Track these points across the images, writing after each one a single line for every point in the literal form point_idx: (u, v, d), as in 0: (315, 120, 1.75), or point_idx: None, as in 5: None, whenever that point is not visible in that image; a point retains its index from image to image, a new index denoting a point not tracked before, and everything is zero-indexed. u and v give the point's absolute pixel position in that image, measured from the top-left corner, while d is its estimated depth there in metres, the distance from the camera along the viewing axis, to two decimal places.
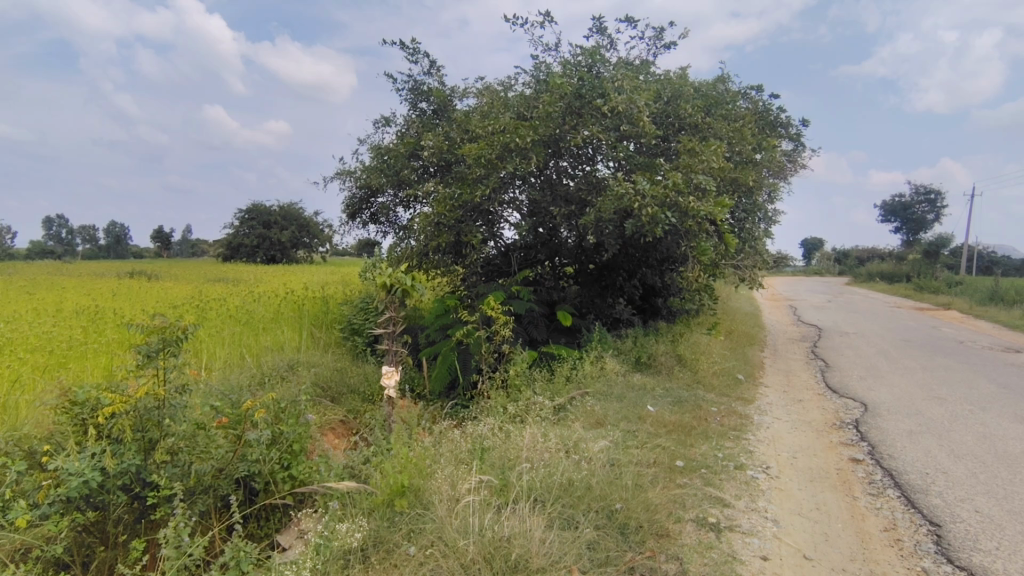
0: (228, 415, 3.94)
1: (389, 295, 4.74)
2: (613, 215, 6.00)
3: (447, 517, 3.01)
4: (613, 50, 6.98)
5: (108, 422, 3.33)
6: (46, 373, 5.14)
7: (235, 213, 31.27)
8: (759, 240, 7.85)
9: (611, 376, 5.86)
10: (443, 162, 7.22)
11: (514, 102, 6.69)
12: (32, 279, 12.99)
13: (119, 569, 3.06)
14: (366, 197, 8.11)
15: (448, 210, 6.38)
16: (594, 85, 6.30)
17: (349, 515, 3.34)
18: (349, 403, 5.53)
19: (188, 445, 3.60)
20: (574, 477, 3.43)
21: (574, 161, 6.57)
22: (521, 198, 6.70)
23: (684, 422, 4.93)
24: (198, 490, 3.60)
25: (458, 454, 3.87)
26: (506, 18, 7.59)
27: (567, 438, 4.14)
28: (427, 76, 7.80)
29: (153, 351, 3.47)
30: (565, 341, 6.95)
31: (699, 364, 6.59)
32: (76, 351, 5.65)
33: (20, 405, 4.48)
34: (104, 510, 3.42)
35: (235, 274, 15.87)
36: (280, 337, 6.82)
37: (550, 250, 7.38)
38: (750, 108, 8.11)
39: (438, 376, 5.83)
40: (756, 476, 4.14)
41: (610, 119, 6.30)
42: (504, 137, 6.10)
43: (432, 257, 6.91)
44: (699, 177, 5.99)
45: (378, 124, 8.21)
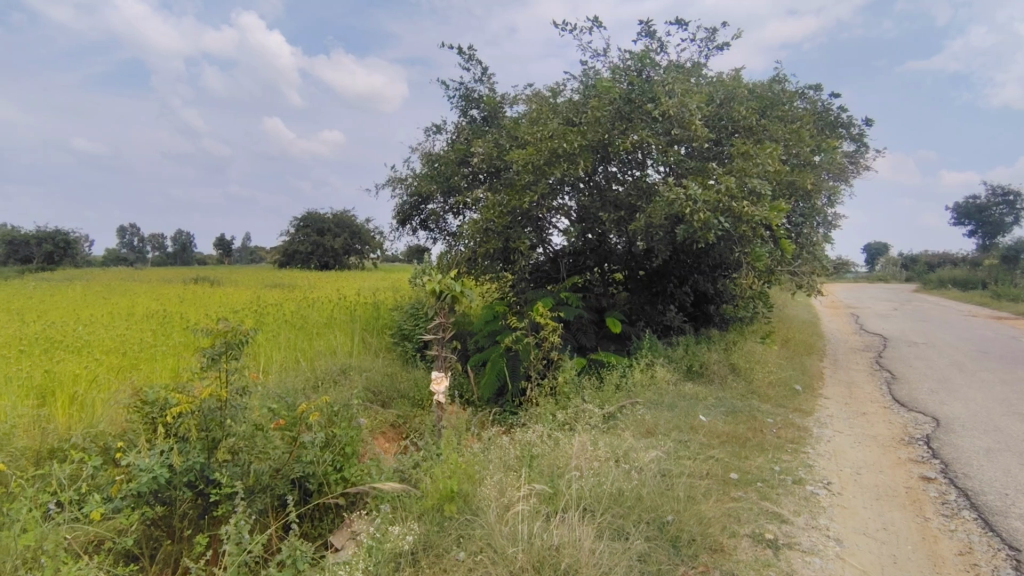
0: (285, 417, 4.04)
1: (439, 301, 4.83)
2: (664, 221, 5.90)
3: (497, 523, 3.01)
4: (663, 54, 6.85)
5: (175, 421, 3.54)
6: (119, 374, 5.45)
7: (291, 221, 32.46)
8: (818, 246, 7.55)
9: (662, 384, 5.74)
10: (493, 169, 7.27)
11: (563, 107, 6.67)
12: (109, 279, 16.49)
13: (184, 563, 3.19)
14: (417, 204, 8.26)
15: (497, 216, 6.45)
16: (644, 89, 6.28)
17: (399, 518, 3.38)
18: (399, 407, 5.59)
19: (248, 445, 3.72)
20: (624, 487, 3.37)
21: (623, 166, 6.49)
22: (571, 204, 6.67)
23: (738, 433, 4.77)
24: (257, 489, 3.74)
25: (507, 460, 3.87)
26: (555, 25, 7.54)
27: (617, 447, 4.07)
28: (478, 83, 7.88)
29: (217, 354, 3.61)
30: (615, 348, 6.82)
31: (754, 373, 6.37)
32: (146, 353, 5.98)
33: (96, 403, 4.76)
34: (171, 505, 3.60)
35: (292, 280, 16.53)
36: (333, 342, 7.00)
37: (599, 256, 7.36)
38: (809, 108, 7.83)
39: (487, 384, 5.86)
40: (817, 492, 3.96)
41: (660, 123, 6.23)
42: (553, 143, 6.10)
43: (480, 262, 6.95)
44: (754, 181, 5.82)
45: (429, 131, 8.33)
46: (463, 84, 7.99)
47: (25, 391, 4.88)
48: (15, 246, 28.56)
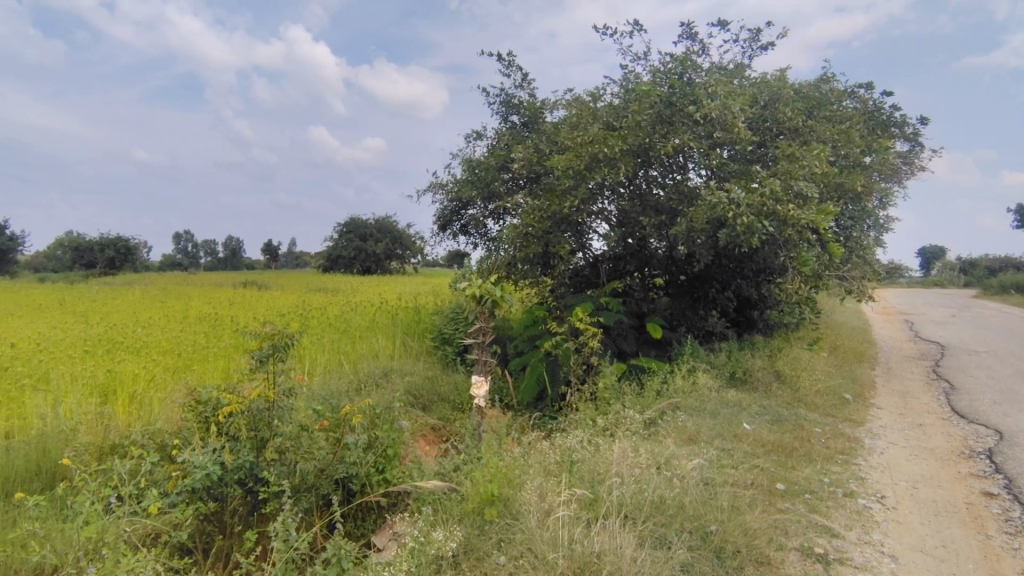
0: (329, 419, 4.18)
1: (480, 306, 4.87)
2: (706, 225, 5.79)
3: (538, 528, 3.01)
4: (705, 55, 6.75)
5: (226, 421, 3.67)
6: (175, 373, 5.70)
7: (335, 227, 33.30)
8: (869, 250, 7.28)
9: (704, 391, 5.63)
10: (532, 174, 7.29)
11: (603, 111, 6.64)
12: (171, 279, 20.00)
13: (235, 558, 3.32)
14: (457, 209, 8.36)
15: (537, 221, 6.47)
16: (685, 92, 6.21)
17: (441, 521, 3.42)
18: (439, 411, 5.65)
19: (294, 444, 3.84)
20: (666, 494, 3.32)
21: (664, 169, 6.41)
22: (611, 208, 6.64)
23: (784, 442, 4.64)
24: (303, 488, 3.85)
25: (547, 465, 3.86)
26: (595, 29, 7.53)
27: (658, 454, 4.02)
28: (518, 89, 7.93)
29: (265, 356, 3.75)
30: (655, 353, 6.73)
31: (801, 381, 6.18)
32: (199, 355, 6.24)
33: (154, 401, 5.01)
34: (222, 501, 3.74)
35: (336, 283, 17.10)
36: (375, 345, 7.15)
37: (639, 261, 7.30)
38: (859, 108, 7.58)
39: (527, 388, 5.86)
40: (869, 505, 3.81)
41: (702, 126, 6.13)
42: (593, 148, 6.10)
43: (520, 267, 6.96)
44: (800, 184, 5.66)
45: (469, 137, 8.41)
46: (503, 90, 8.05)
47: (89, 388, 5.15)
48: (80, 252, 30.21)
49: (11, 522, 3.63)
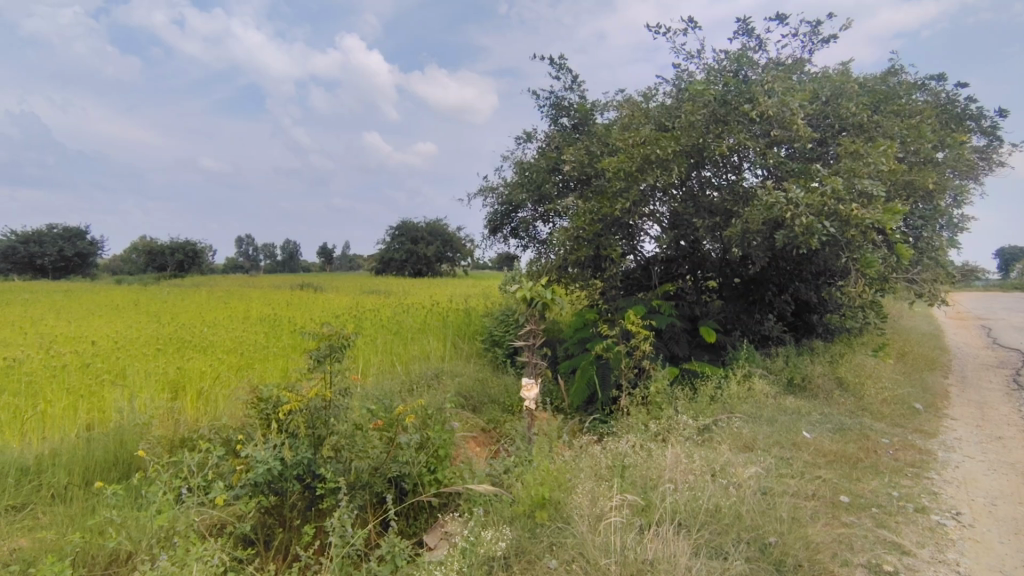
0: (382, 419, 4.27)
1: (530, 308, 4.87)
2: (763, 227, 5.62)
3: (589, 533, 2.99)
4: (762, 51, 6.55)
5: (286, 418, 3.81)
6: (238, 371, 5.97)
7: (387, 231, 34.12)
8: (941, 251, 6.88)
9: (761, 397, 5.44)
10: (583, 176, 7.24)
11: (656, 111, 6.57)
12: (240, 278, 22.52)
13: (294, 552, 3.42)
14: (508, 212, 8.40)
15: (588, 223, 6.43)
16: (741, 90, 6.04)
17: (491, 522, 3.44)
18: (490, 412, 5.68)
19: (349, 443, 3.92)
20: (722, 503, 3.24)
21: (717, 169, 6.25)
22: (662, 210, 6.54)
23: (848, 453, 4.44)
24: (358, 486, 3.91)
25: (598, 470, 3.83)
26: (648, 27, 7.46)
27: (713, 460, 3.92)
28: (568, 91, 7.90)
29: (322, 356, 3.88)
30: (708, 357, 6.55)
31: (865, 389, 5.89)
32: (261, 354, 6.50)
33: (219, 397, 5.28)
34: (282, 496, 3.87)
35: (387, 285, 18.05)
36: (426, 346, 7.28)
37: (692, 263, 7.16)
38: (930, 101, 7.19)
39: (577, 391, 5.82)
40: (943, 522, 3.59)
41: (759, 124, 5.95)
42: (645, 149, 6.02)
43: (570, 270, 6.93)
44: (864, 182, 5.41)
45: (519, 139, 8.45)
46: (554, 93, 8.04)
47: (161, 384, 5.46)
48: (152, 255, 31.97)
49: (92, 508, 3.87)
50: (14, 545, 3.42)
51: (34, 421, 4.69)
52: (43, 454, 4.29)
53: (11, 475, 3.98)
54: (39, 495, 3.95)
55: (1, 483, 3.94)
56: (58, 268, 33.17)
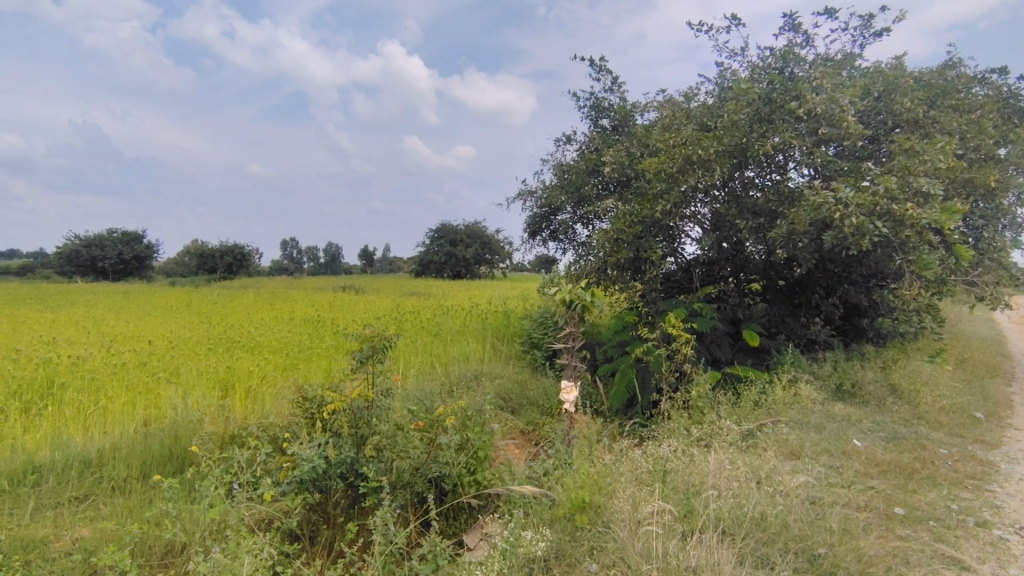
0: (423, 419, 4.32)
1: (569, 311, 4.85)
2: (810, 228, 5.45)
3: (630, 538, 2.95)
4: (809, 47, 6.37)
5: (331, 418, 3.92)
6: (284, 371, 6.15)
7: (427, 233, 34.61)
8: (1003, 253, 6.53)
9: (807, 403, 5.27)
10: (623, 177, 7.17)
11: (697, 111, 6.50)
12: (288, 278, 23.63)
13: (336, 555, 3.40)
14: (547, 215, 8.40)
15: (627, 226, 6.38)
16: (787, 87, 5.87)
17: (532, 524, 3.43)
18: (529, 414, 5.67)
19: (391, 443, 3.98)
20: (768, 511, 3.15)
21: (762, 169, 6.07)
22: (704, 212, 6.42)
23: (902, 463, 4.26)
24: (399, 485, 3.96)
25: (639, 474, 3.79)
26: (690, 26, 7.35)
27: (758, 467, 3.82)
28: (608, 92, 7.86)
29: (365, 357, 3.96)
30: (752, 362, 6.40)
31: (921, 396, 5.64)
32: (306, 355, 6.68)
33: (266, 396, 5.45)
34: (326, 493, 3.95)
35: (428, 287, 18.56)
36: (466, 348, 7.34)
37: (735, 265, 6.99)
38: (992, 94, 6.84)
39: (616, 394, 5.77)
40: (1007, 537, 3.40)
41: (806, 122, 5.77)
42: (687, 150, 5.94)
43: (610, 272, 6.89)
44: (920, 180, 5.19)
45: (559, 142, 8.44)
46: (594, 94, 7.99)
47: (212, 382, 5.68)
48: (204, 258, 33.32)
49: (148, 500, 4.05)
50: (78, 534, 3.60)
51: (96, 416, 4.94)
52: (104, 448, 4.51)
53: (74, 467, 4.21)
54: (100, 487, 4.16)
55: (67, 475, 4.17)
56: (118, 270, 34.94)
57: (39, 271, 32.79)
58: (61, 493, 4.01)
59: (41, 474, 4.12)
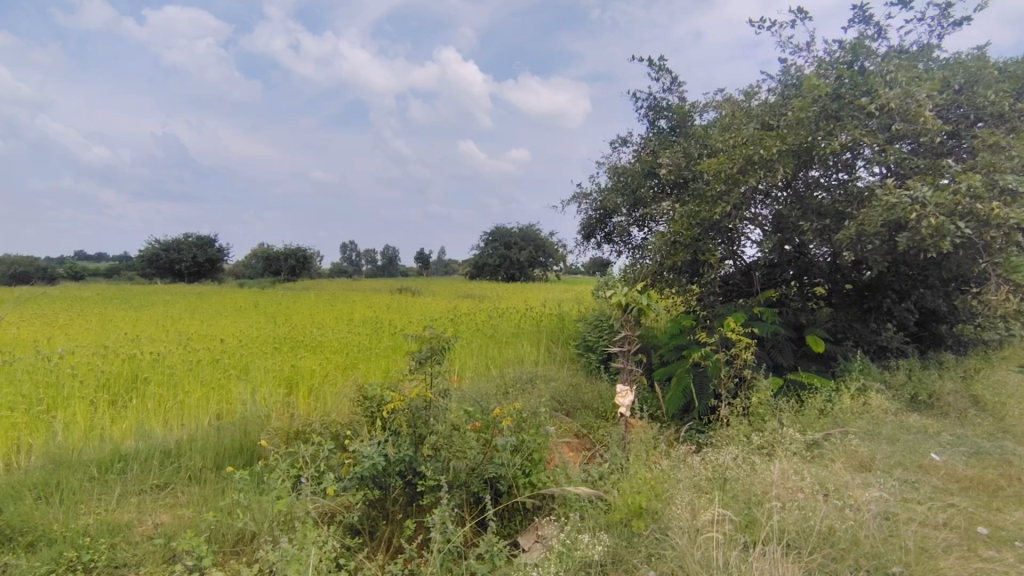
0: (480, 420, 4.35)
1: (625, 314, 4.79)
2: (882, 229, 5.17)
3: (689, 547, 2.89)
4: (882, 39, 6.06)
5: (390, 417, 4.06)
6: (345, 371, 6.36)
7: (482, 237, 35.05)
8: None
9: (879, 414, 5.00)
10: (681, 179, 7.04)
11: (759, 110, 6.32)
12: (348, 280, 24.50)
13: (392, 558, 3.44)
14: (602, 217, 8.34)
15: (685, 228, 6.26)
16: (856, 82, 5.64)
17: (588, 528, 3.42)
18: (584, 417, 5.63)
19: (448, 443, 4.04)
20: (837, 525, 3.02)
21: (829, 169, 5.83)
22: (765, 213, 6.22)
23: (987, 479, 3.97)
24: (456, 485, 4.01)
25: (698, 482, 3.70)
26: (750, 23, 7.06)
27: (825, 479, 3.67)
28: (667, 92, 7.73)
29: (424, 358, 4.06)
30: (817, 368, 6.13)
31: (1007, 409, 5.25)
32: (365, 355, 6.88)
33: (328, 394, 5.64)
34: (385, 490, 4.04)
35: (483, 290, 18.90)
36: (521, 351, 7.38)
37: (799, 268, 6.73)
38: None
39: (672, 399, 5.66)
40: None
41: (878, 118, 5.50)
42: (748, 150, 5.78)
43: (666, 275, 6.77)
44: (1006, 177, 4.84)
45: (614, 144, 8.35)
46: (652, 95, 7.86)
47: (278, 380, 5.94)
48: (270, 261, 34.88)
49: (221, 490, 4.26)
50: (159, 519, 3.83)
51: (175, 410, 5.27)
52: (182, 440, 4.80)
53: (156, 457, 4.49)
54: (179, 476, 4.41)
55: (149, 464, 4.45)
56: (193, 272, 37.06)
57: (123, 273, 35.27)
58: (145, 481, 4.28)
59: (127, 462, 4.42)
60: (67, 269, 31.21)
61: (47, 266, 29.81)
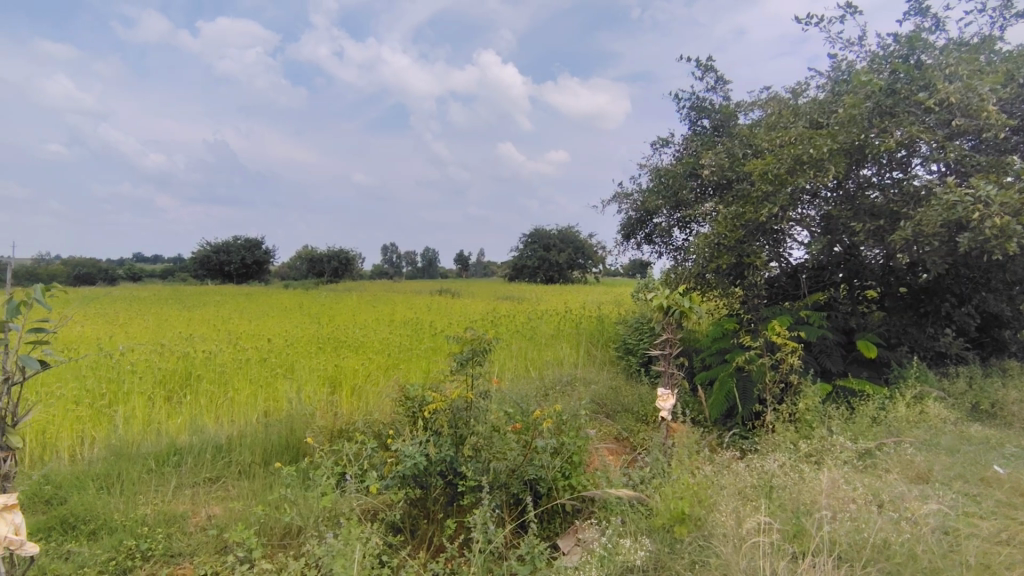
0: (520, 421, 4.36)
1: (667, 317, 4.71)
2: (941, 229, 4.94)
3: (734, 555, 2.81)
4: (940, 32, 5.81)
5: (432, 417, 4.11)
6: (387, 371, 6.48)
7: (521, 239, 35.16)
8: None
9: (936, 423, 4.78)
10: (724, 180, 6.90)
11: (807, 108, 6.14)
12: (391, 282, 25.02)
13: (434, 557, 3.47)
14: (642, 219, 8.24)
15: (729, 229, 6.13)
16: (913, 77, 5.42)
17: (630, 532, 3.39)
18: (624, 420, 5.58)
19: (488, 444, 4.06)
20: (892, 538, 2.90)
21: (882, 167, 5.62)
22: (813, 214, 6.03)
23: None
24: (496, 485, 4.01)
25: (743, 489, 3.62)
26: (795, 18, 6.63)
27: (878, 490, 3.53)
28: (710, 91, 7.59)
29: (465, 359, 4.10)
30: (868, 374, 5.91)
31: None
32: (406, 356, 6.99)
33: (370, 394, 5.76)
34: (426, 489, 4.09)
35: (525, 292, 19.00)
36: (560, 353, 7.37)
37: (850, 270, 6.49)
38: None
39: (714, 403, 5.55)
40: None
41: (936, 114, 5.28)
42: (797, 149, 5.61)
43: (709, 278, 6.64)
44: None
45: (655, 145, 8.25)
46: (694, 95, 7.74)
47: (322, 379, 6.09)
48: (314, 263, 35.84)
49: (269, 485, 4.39)
50: (212, 511, 3.98)
51: (225, 407, 5.46)
52: (232, 436, 4.97)
53: (208, 451, 4.67)
54: (229, 470, 4.57)
55: (202, 458, 4.63)
56: (241, 273, 38.37)
57: (177, 274, 36.81)
58: (198, 474, 4.45)
59: (182, 455, 4.60)
60: (126, 270, 32.80)
61: (108, 266, 31.39)
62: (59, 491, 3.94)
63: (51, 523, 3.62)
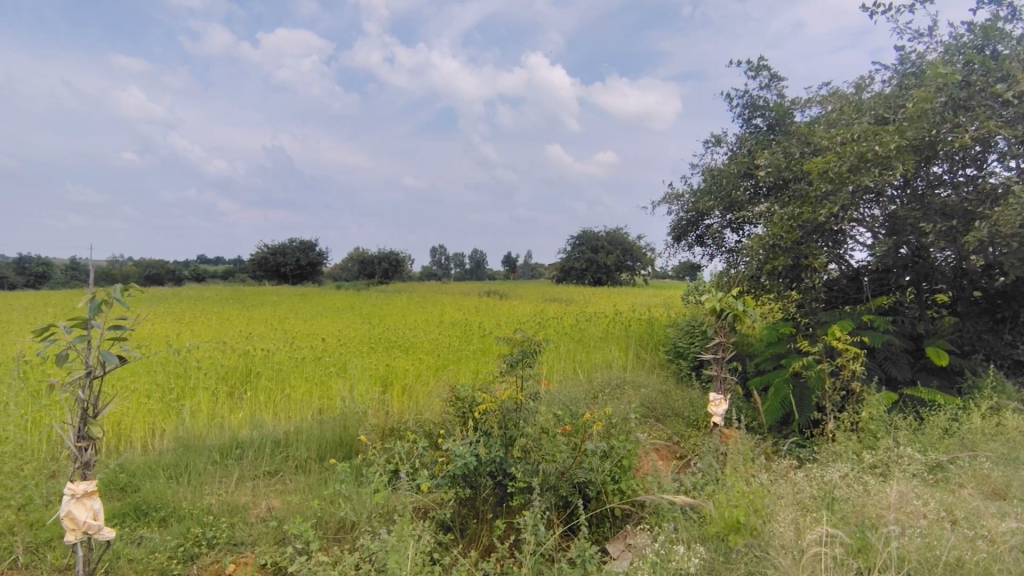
0: (570, 424, 4.34)
1: (719, 320, 4.59)
2: (1021, 230, 4.65)
3: (794, 567, 2.71)
4: (1018, 20, 5.46)
5: (482, 417, 4.14)
6: (437, 371, 6.59)
7: (570, 240, 35.03)
8: None
9: (1016, 436, 4.48)
10: (780, 180, 6.68)
11: (871, 103, 5.89)
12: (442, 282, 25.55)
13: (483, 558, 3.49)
14: (694, 220, 8.09)
15: (785, 230, 5.92)
16: (989, 68, 5.14)
17: (683, 540, 3.32)
18: (675, 425, 5.47)
19: (537, 446, 4.06)
20: (966, 556, 2.74)
21: (954, 164, 5.33)
22: (878, 214, 5.78)
23: None
24: (546, 488, 3.98)
25: (803, 499, 3.50)
26: (861, 7, 6.24)
27: (951, 506, 3.33)
28: (765, 89, 7.37)
29: (515, 361, 4.12)
30: (939, 383, 5.55)
31: None
32: (456, 356, 7.08)
33: (421, 393, 5.87)
34: (477, 489, 4.12)
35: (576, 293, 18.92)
36: (609, 355, 7.30)
37: (918, 273, 6.15)
38: None
39: (770, 410, 5.41)
40: None
41: (1015, 107, 4.98)
42: (860, 146, 5.36)
43: (764, 280, 6.44)
44: None
45: (707, 145, 8.08)
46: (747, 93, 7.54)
47: (375, 378, 6.25)
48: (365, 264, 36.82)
49: (324, 480, 4.51)
50: (271, 504, 4.13)
51: (283, 403, 5.67)
52: (289, 431, 5.15)
53: (268, 445, 4.85)
54: (287, 464, 4.73)
55: (262, 452, 4.81)
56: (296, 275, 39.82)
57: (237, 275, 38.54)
58: (258, 467, 4.63)
59: (243, 449, 4.80)
60: (191, 271, 34.63)
61: (175, 268, 33.22)
62: (133, 480, 4.17)
63: (125, 509, 3.84)
